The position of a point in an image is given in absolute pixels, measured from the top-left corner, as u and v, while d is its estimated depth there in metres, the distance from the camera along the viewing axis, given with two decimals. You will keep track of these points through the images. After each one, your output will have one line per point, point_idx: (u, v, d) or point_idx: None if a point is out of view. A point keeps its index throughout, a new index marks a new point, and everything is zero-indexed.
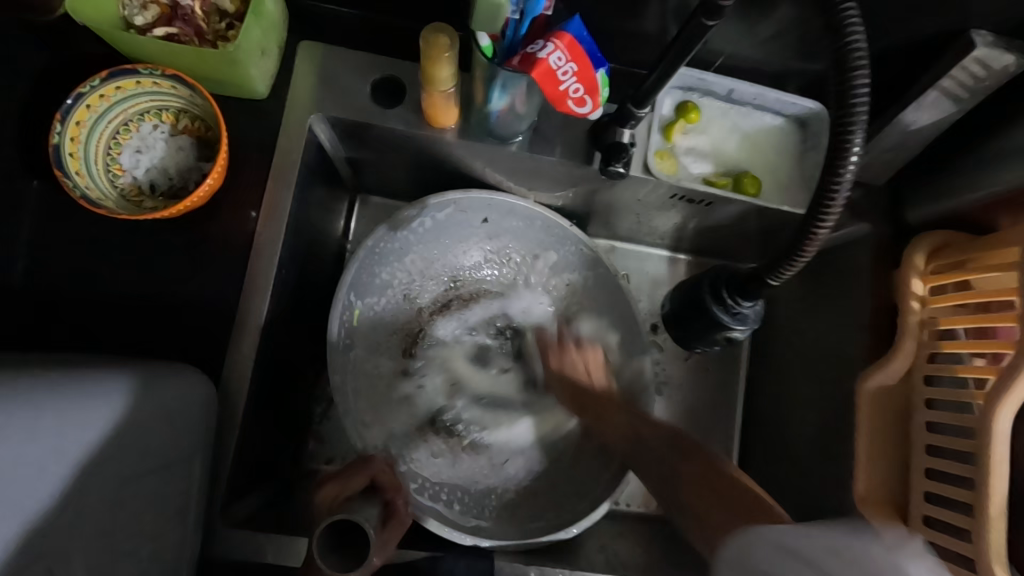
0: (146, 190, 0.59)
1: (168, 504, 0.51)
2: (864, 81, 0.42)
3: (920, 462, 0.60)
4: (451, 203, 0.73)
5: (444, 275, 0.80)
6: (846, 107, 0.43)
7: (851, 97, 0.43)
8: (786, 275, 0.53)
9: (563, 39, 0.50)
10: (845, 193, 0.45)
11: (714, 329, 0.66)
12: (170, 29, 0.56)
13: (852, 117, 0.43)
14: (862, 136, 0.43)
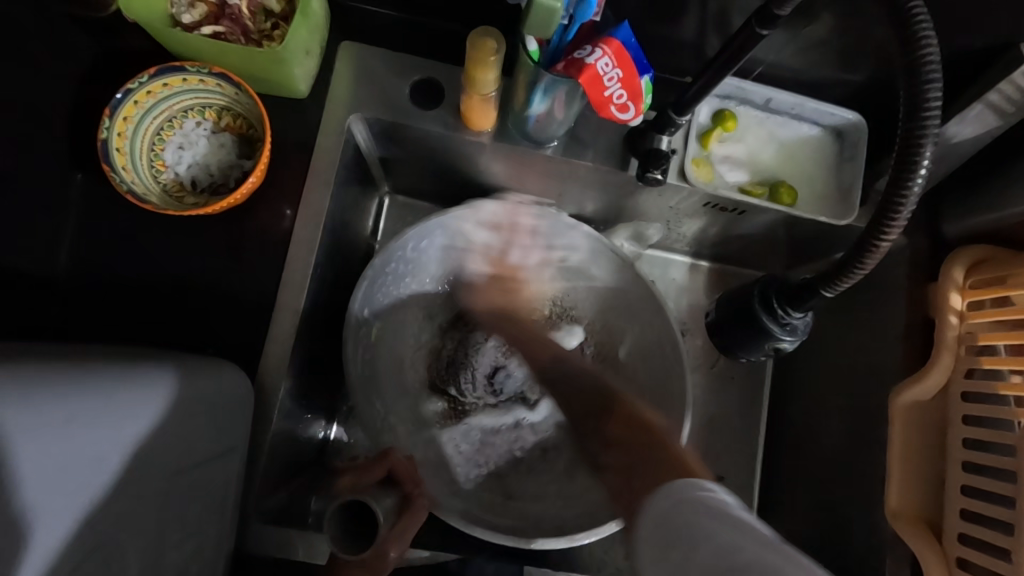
0: (188, 186, 0.60)
1: (208, 499, 0.51)
2: (936, 97, 0.42)
3: (955, 478, 0.60)
4: (466, 213, 0.71)
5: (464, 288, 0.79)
6: (916, 121, 0.42)
7: (924, 110, 0.42)
8: (843, 287, 0.50)
9: (611, 45, 0.50)
10: (912, 205, 0.44)
11: (763, 339, 0.64)
12: (217, 28, 0.56)
13: (923, 131, 0.42)
14: (932, 151, 0.42)
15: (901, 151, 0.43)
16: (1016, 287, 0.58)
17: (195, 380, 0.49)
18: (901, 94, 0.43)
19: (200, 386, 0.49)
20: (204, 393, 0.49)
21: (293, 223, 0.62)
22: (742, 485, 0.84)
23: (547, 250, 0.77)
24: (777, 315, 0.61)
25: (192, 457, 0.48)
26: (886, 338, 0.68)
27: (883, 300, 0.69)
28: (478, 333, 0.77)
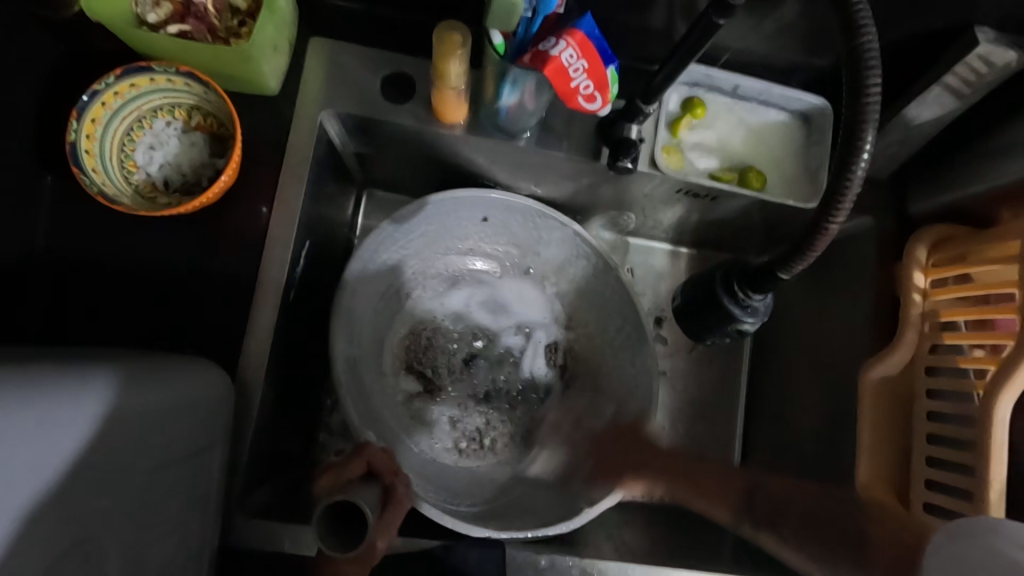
0: (160, 186, 0.60)
1: (190, 495, 0.52)
2: (876, 82, 0.43)
3: (920, 450, 0.61)
4: (451, 202, 0.72)
5: (447, 271, 0.82)
6: (858, 108, 0.43)
7: (865, 96, 0.43)
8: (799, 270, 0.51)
9: (575, 36, 0.50)
10: (856, 190, 0.45)
11: (724, 323, 0.65)
12: (182, 27, 0.56)
13: (865, 117, 0.43)
14: (873, 136, 0.43)
15: (843, 140, 0.44)
16: (976, 263, 0.60)
17: (164, 379, 0.49)
18: (844, 80, 0.44)
19: (171, 383, 0.50)
20: (175, 390, 0.50)
21: (268, 220, 0.62)
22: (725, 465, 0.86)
23: (533, 238, 0.78)
24: (738, 297, 0.62)
25: (171, 455, 0.49)
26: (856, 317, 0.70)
27: (853, 280, 0.71)
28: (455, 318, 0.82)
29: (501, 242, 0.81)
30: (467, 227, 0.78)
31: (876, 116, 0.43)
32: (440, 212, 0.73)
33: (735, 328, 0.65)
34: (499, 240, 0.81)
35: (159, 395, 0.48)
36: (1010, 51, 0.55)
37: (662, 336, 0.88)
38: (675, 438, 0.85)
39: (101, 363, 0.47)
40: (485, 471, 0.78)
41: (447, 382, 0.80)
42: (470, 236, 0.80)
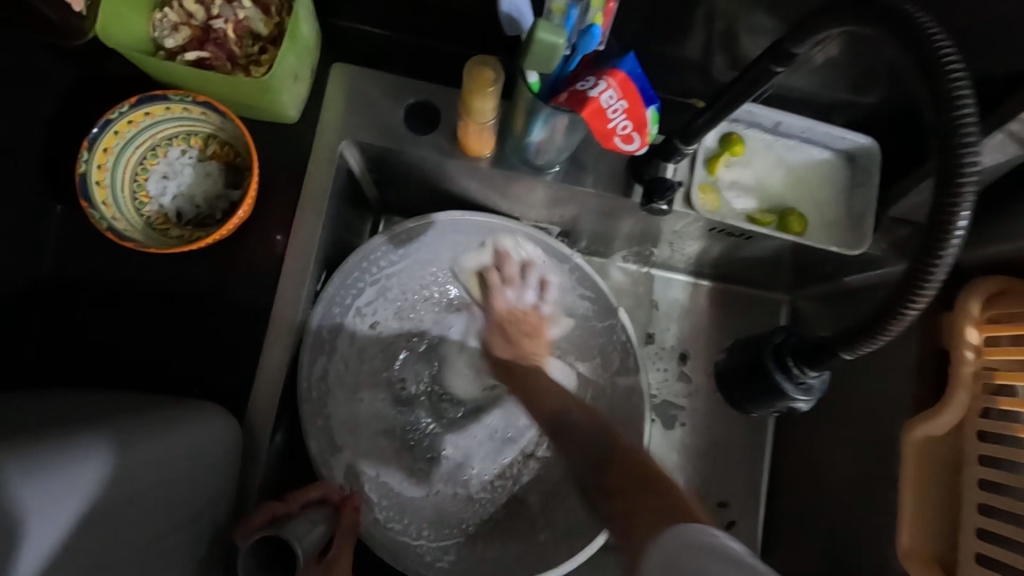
0: (172, 217, 0.57)
1: (192, 555, 0.49)
2: (974, 152, 0.38)
3: (971, 521, 0.58)
4: (459, 224, 0.70)
5: (437, 298, 0.75)
6: (952, 179, 0.38)
7: (962, 164, 0.38)
8: (865, 351, 0.46)
9: (615, 77, 0.47)
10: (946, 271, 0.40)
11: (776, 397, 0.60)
12: (201, 54, 0.54)
13: (960, 191, 0.38)
14: (971, 210, 0.38)
15: (934, 213, 0.39)
16: None
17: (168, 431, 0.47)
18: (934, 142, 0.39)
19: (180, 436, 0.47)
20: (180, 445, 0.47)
21: (284, 251, 0.60)
22: (746, 510, 0.82)
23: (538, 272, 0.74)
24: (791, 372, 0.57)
25: (171, 518, 0.46)
26: (897, 367, 0.66)
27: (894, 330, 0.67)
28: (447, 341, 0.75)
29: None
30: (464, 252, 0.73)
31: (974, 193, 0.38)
32: (437, 235, 0.70)
33: (788, 405, 0.60)
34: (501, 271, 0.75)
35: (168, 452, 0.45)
36: None
37: (686, 373, 0.84)
38: (697, 480, 0.82)
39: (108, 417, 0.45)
40: (456, 513, 0.70)
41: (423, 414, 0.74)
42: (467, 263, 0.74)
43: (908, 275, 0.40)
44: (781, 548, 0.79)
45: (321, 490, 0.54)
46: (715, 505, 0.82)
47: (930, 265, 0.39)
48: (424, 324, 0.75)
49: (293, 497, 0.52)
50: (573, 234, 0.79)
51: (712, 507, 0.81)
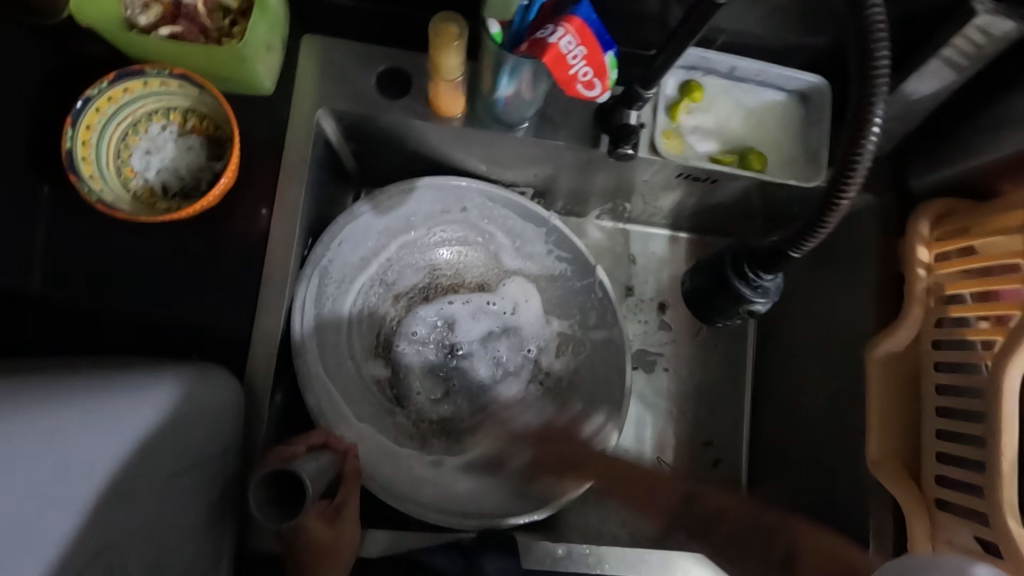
0: (158, 191, 0.59)
1: (204, 503, 0.51)
2: (883, 54, 0.43)
3: (930, 424, 0.62)
4: (438, 188, 0.72)
5: (421, 264, 0.77)
6: (867, 81, 0.44)
7: (872, 57, 0.43)
8: (809, 245, 0.52)
9: (572, 22, 0.50)
10: (868, 162, 0.46)
11: (736, 303, 0.66)
12: (174, 28, 0.56)
13: (874, 89, 0.44)
14: (883, 109, 0.44)
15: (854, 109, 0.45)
16: (979, 235, 0.60)
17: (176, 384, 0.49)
18: (851, 51, 0.44)
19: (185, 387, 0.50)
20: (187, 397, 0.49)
21: (270, 219, 0.62)
22: (732, 448, 0.86)
23: (514, 234, 0.77)
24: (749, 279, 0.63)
25: (180, 467, 0.49)
26: (859, 293, 0.71)
27: (855, 260, 0.71)
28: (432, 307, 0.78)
29: (481, 234, 0.78)
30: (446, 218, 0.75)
31: (886, 88, 0.44)
32: (417, 202, 0.72)
33: (747, 307, 0.66)
34: (479, 235, 0.78)
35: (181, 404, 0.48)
36: (1008, 21, 0.54)
37: (666, 323, 0.88)
38: (684, 422, 0.86)
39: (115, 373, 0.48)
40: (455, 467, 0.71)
41: (414, 378, 0.75)
42: (447, 229, 0.77)
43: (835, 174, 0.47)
44: (764, 479, 0.83)
45: (323, 435, 0.56)
46: (702, 445, 0.86)
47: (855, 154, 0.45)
48: (408, 290, 0.77)
49: (298, 441, 0.55)
50: (550, 194, 0.82)
51: (700, 447, 0.86)
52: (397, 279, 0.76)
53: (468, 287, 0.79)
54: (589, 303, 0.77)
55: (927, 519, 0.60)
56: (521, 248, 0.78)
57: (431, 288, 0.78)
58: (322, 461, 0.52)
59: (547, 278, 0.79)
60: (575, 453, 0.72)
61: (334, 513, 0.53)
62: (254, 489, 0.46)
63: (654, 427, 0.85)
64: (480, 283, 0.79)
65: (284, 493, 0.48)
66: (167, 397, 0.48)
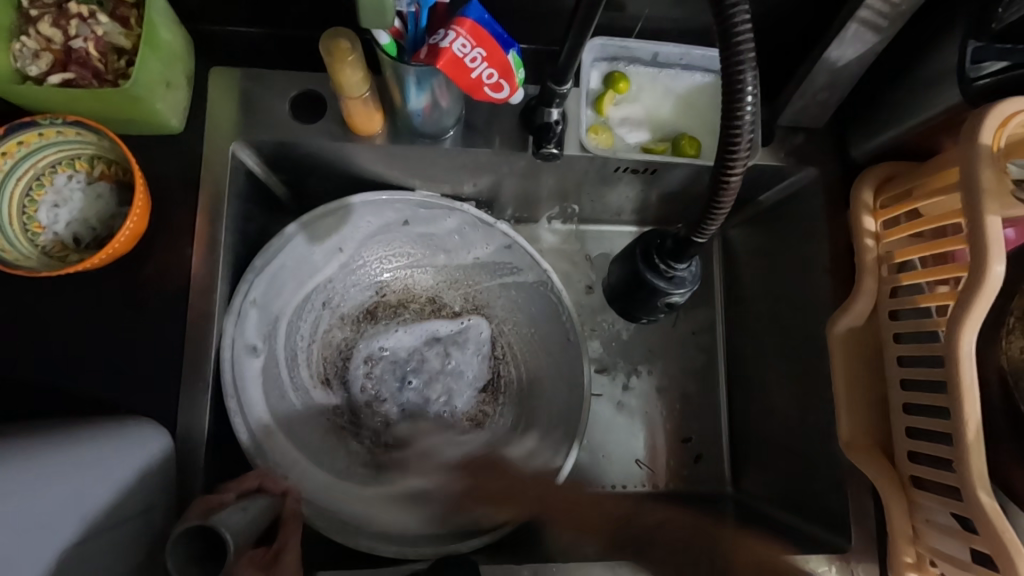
0: (70, 244, 0.57)
1: (130, 564, 0.49)
2: (744, 19, 0.40)
3: (897, 399, 0.59)
4: (375, 205, 0.68)
5: (366, 282, 0.74)
6: (732, 49, 0.41)
7: (733, 27, 0.40)
8: (711, 228, 0.50)
9: (464, 25, 0.48)
10: (750, 132, 0.43)
11: (653, 297, 0.63)
12: (66, 75, 0.54)
13: (741, 59, 0.41)
14: (754, 78, 0.41)
15: (724, 84, 0.42)
16: (922, 197, 0.58)
17: (71, 450, 0.46)
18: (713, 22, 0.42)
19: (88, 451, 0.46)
20: (82, 466, 0.45)
21: (190, 259, 0.59)
22: (712, 443, 0.83)
23: (460, 243, 0.74)
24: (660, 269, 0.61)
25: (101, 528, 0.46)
26: (814, 269, 0.68)
27: (808, 235, 0.69)
28: (383, 326, 0.75)
29: (429, 247, 0.75)
30: (387, 234, 0.72)
31: (753, 54, 0.41)
32: (357, 221, 0.69)
33: (665, 301, 0.63)
34: (424, 247, 0.75)
35: (81, 473, 0.45)
36: None
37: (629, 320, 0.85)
38: (660, 420, 0.83)
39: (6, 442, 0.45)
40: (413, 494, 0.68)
41: (369, 399, 0.72)
42: (389, 244, 0.74)
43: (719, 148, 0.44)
44: (746, 470, 0.80)
45: (257, 479, 0.55)
46: (681, 442, 0.83)
47: (733, 128, 0.43)
48: (354, 310, 0.74)
49: (229, 488, 0.53)
50: (495, 203, 0.80)
51: (678, 445, 0.83)
52: (344, 301, 0.73)
53: (418, 302, 0.76)
54: (541, 311, 0.73)
55: (904, 498, 0.58)
56: (469, 256, 0.75)
57: (377, 306, 0.75)
58: (252, 508, 0.50)
59: (499, 286, 0.75)
60: (543, 461, 0.68)
61: (271, 557, 0.50)
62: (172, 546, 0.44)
63: (630, 430, 0.82)
64: (431, 297, 0.76)
65: (205, 552, 0.46)
66: (58, 458, 0.45)
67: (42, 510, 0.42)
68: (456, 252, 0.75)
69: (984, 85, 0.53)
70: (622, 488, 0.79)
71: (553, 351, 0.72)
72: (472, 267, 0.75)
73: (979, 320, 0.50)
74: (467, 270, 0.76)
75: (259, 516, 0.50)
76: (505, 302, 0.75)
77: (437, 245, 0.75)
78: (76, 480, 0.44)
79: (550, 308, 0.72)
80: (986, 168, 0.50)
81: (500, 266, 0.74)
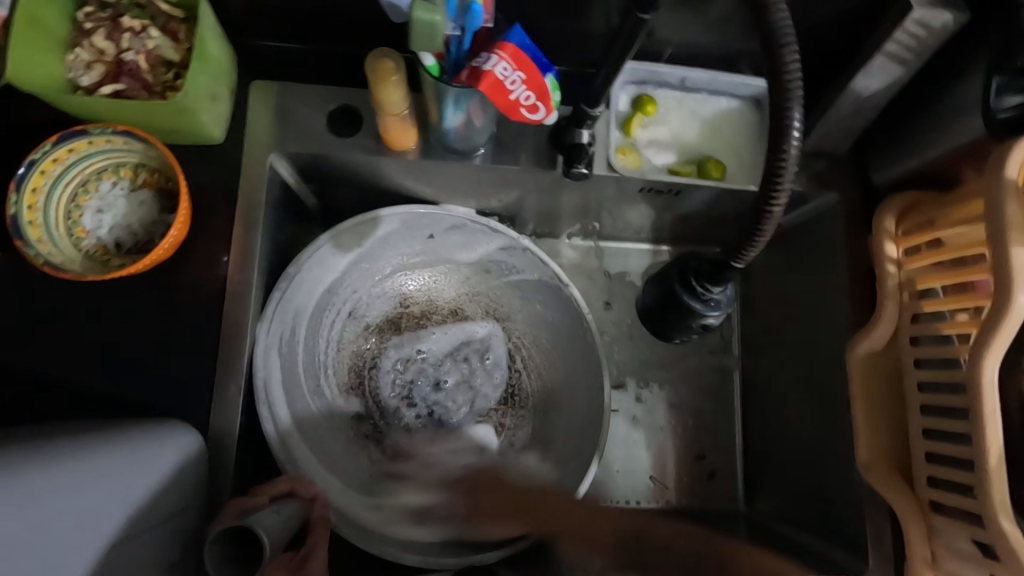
0: (112, 248, 0.59)
1: (167, 565, 0.49)
2: (794, 58, 0.43)
3: (918, 424, 0.60)
4: (403, 219, 0.70)
5: (391, 293, 0.76)
6: (782, 86, 0.43)
7: (784, 65, 0.43)
8: (750, 255, 0.52)
9: (506, 49, 0.50)
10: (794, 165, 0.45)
11: (689, 318, 0.66)
12: (117, 86, 0.56)
13: (789, 94, 0.43)
14: (801, 113, 0.44)
15: (773, 117, 0.44)
16: (944, 226, 0.59)
17: (110, 452, 0.47)
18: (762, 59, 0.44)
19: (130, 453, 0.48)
20: (122, 466, 0.46)
21: (226, 267, 0.61)
22: (726, 461, 0.84)
23: (483, 256, 0.75)
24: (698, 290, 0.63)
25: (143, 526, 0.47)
26: (833, 292, 0.69)
27: (828, 259, 0.70)
28: (405, 336, 0.76)
29: (454, 260, 0.76)
30: (412, 246, 0.74)
31: (801, 91, 0.43)
32: (386, 234, 0.71)
33: (700, 322, 0.65)
34: (448, 260, 0.76)
35: (124, 477, 0.46)
36: (945, 12, 0.54)
37: (645, 337, 0.86)
38: (673, 438, 0.83)
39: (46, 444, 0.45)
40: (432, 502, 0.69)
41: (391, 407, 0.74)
42: (414, 256, 0.75)
43: (763, 177, 0.46)
44: (760, 489, 0.81)
45: (288, 483, 0.56)
46: (695, 460, 0.83)
47: (779, 159, 0.45)
48: (378, 320, 0.76)
49: (262, 492, 0.55)
50: (518, 219, 0.81)
51: (693, 462, 0.83)
52: (369, 311, 0.75)
53: (441, 313, 0.77)
54: (562, 326, 0.74)
55: (924, 522, 0.58)
56: (491, 270, 0.76)
57: (400, 317, 0.76)
58: (286, 511, 0.51)
59: (520, 297, 0.76)
60: (563, 473, 0.69)
61: (300, 561, 0.51)
62: (210, 546, 0.46)
63: (646, 445, 0.83)
64: (453, 309, 0.78)
65: (237, 552, 0.47)
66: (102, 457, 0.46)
67: (85, 511, 0.43)
68: (479, 266, 0.76)
69: (1007, 117, 0.52)
70: (635, 504, 0.80)
71: (571, 365, 0.73)
72: (495, 280, 0.77)
73: (1002, 348, 0.51)
74: (490, 284, 0.77)
75: (294, 520, 0.51)
76: (525, 315, 0.77)
77: (460, 258, 0.76)
78: (113, 480, 0.45)
79: (568, 323, 0.73)
80: (1012, 202, 0.51)
81: (522, 281, 0.75)
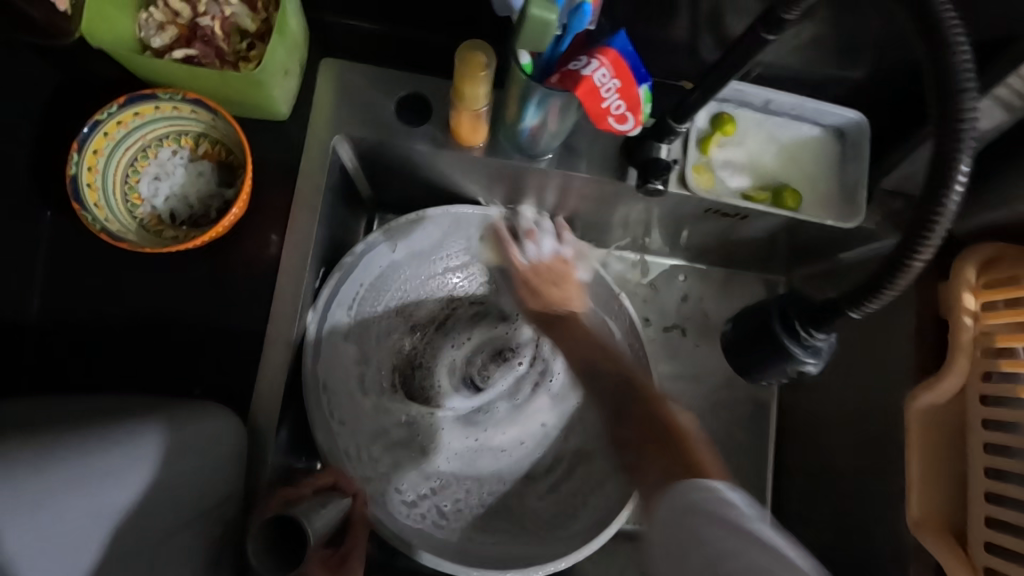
0: (166, 219, 0.57)
1: (201, 553, 0.48)
2: (972, 99, 0.39)
3: (979, 485, 0.59)
4: (456, 219, 0.68)
5: (440, 292, 0.74)
6: (955, 123, 0.39)
7: (959, 103, 0.39)
8: (867, 309, 0.44)
9: (608, 55, 0.48)
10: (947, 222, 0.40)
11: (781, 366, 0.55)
12: (189, 51, 0.53)
13: (961, 134, 0.39)
14: (970, 156, 0.39)
15: (936, 157, 0.40)
16: None
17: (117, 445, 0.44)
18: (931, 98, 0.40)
19: (137, 446, 0.45)
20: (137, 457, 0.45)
21: (280, 249, 0.58)
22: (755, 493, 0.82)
23: None
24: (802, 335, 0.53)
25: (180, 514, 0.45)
26: (896, 337, 0.67)
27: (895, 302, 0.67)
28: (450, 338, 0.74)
29: None
30: (465, 248, 0.73)
31: (974, 135, 0.39)
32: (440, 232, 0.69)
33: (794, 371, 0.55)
34: (498, 263, 0.74)
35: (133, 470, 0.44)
36: None
37: (684, 357, 0.84)
38: None
39: (53, 444, 0.42)
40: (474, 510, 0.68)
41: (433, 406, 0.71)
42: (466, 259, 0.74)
43: (910, 227, 0.41)
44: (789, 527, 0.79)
45: (332, 477, 0.54)
46: None
47: (936, 208, 0.40)
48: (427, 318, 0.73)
49: (306, 483, 0.52)
50: (568, 224, 0.78)
51: None
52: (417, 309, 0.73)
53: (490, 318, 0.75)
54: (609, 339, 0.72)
55: None
56: None
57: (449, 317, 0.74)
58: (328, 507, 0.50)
59: None
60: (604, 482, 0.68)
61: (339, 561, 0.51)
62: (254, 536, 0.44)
63: None
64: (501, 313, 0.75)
65: (283, 542, 0.45)
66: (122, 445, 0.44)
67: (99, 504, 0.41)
68: None
69: None
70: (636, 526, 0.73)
71: None
72: None
73: None
74: None
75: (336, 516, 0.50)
76: None
77: None
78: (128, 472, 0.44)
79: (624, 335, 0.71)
80: None
81: None
